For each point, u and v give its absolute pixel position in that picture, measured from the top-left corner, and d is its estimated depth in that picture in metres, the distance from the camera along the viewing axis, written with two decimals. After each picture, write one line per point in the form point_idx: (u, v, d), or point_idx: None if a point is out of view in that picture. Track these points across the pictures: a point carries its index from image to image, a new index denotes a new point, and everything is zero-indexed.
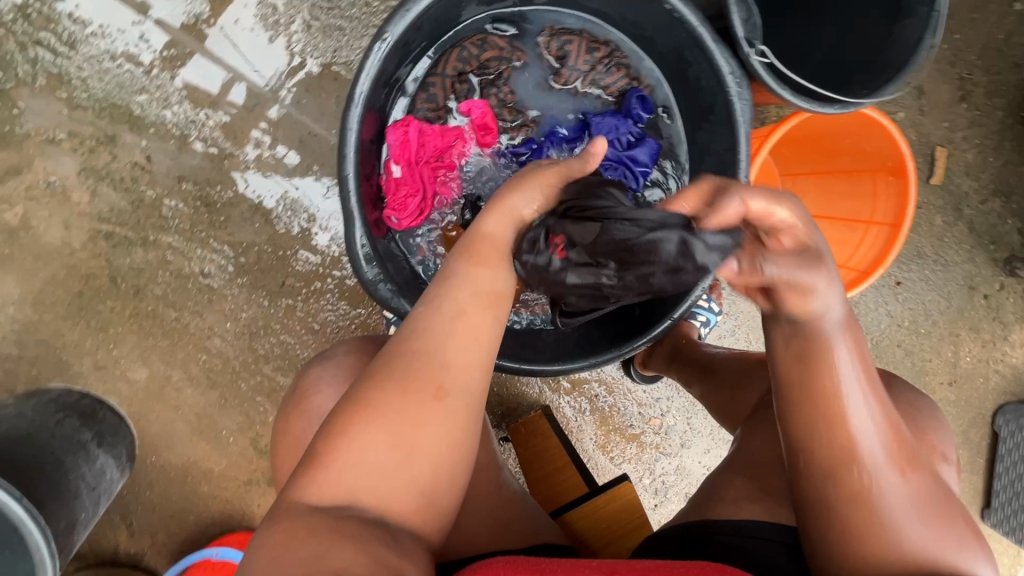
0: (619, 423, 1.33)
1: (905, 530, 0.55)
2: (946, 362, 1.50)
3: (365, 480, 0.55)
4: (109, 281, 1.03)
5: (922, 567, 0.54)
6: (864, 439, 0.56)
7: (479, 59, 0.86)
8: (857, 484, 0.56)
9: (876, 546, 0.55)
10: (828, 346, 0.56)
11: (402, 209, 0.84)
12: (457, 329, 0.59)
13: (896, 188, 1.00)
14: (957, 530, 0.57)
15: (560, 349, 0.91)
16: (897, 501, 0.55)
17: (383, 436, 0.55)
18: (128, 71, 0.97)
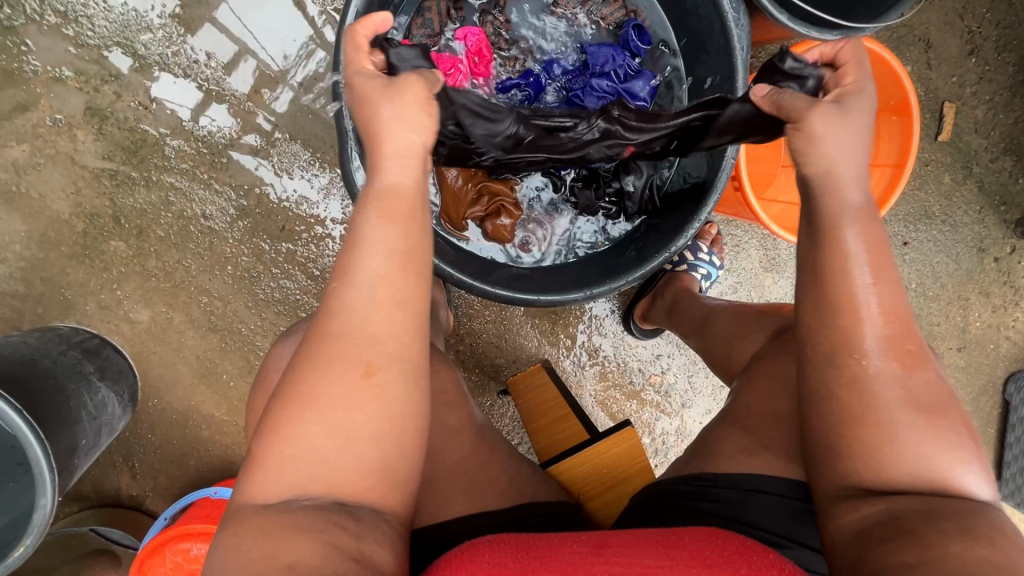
0: (619, 379, 1.32)
1: (911, 439, 0.53)
2: (955, 327, 1.48)
3: (301, 468, 0.52)
4: (114, 220, 1.04)
5: (915, 463, 0.53)
6: (870, 325, 0.56)
7: None
8: (868, 369, 0.55)
9: (880, 451, 0.53)
10: (861, 228, 0.58)
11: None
12: (363, 290, 0.56)
13: (900, 127, 0.98)
14: (957, 443, 0.54)
15: (555, 283, 0.89)
16: (898, 394, 0.55)
17: (307, 424, 0.53)
18: (132, 11, 0.98)
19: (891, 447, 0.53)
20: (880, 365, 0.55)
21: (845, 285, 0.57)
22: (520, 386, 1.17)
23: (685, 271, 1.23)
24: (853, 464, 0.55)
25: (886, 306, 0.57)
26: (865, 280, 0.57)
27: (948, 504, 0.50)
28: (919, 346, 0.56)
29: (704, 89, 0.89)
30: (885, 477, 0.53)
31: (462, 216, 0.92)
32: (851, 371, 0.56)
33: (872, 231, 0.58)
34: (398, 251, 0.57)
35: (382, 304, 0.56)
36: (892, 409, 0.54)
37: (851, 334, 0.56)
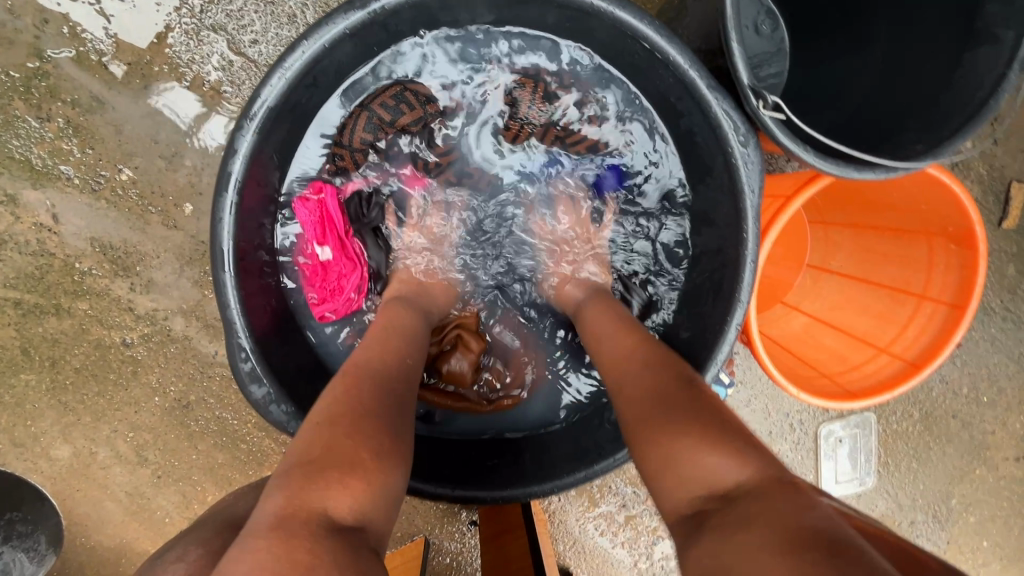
0: (611, 504, 1.16)
1: (687, 451, 0.48)
2: (1013, 434, 1.27)
3: (351, 488, 0.44)
4: (22, 352, 0.92)
5: (714, 478, 0.45)
6: (628, 373, 0.59)
7: (396, 120, 0.73)
8: (639, 401, 0.55)
9: (673, 479, 0.48)
10: (594, 316, 0.68)
11: (337, 296, 0.73)
12: (387, 343, 0.61)
13: (960, 259, 0.78)
14: (740, 444, 0.47)
15: (516, 466, 0.73)
16: (655, 407, 0.53)
17: (338, 442, 0.47)
18: (26, 120, 0.84)
19: (664, 465, 0.49)
20: (646, 386, 0.56)
21: (612, 346, 0.63)
22: (510, 517, 1.07)
23: None
24: (665, 504, 0.49)
25: (626, 349, 0.61)
26: (612, 338, 0.64)
27: (736, 518, 0.41)
28: (674, 367, 0.57)
29: (706, 228, 0.71)
30: (686, 507, 0.46)
31: None
32: (623, 411, 0.56)
33: (601, 313, 0.68)
34: (410, 327, 0.65)
35: (408, 367, 0.59)
36: (671, 423, 0.50)
37: (618, 384, 0.59)
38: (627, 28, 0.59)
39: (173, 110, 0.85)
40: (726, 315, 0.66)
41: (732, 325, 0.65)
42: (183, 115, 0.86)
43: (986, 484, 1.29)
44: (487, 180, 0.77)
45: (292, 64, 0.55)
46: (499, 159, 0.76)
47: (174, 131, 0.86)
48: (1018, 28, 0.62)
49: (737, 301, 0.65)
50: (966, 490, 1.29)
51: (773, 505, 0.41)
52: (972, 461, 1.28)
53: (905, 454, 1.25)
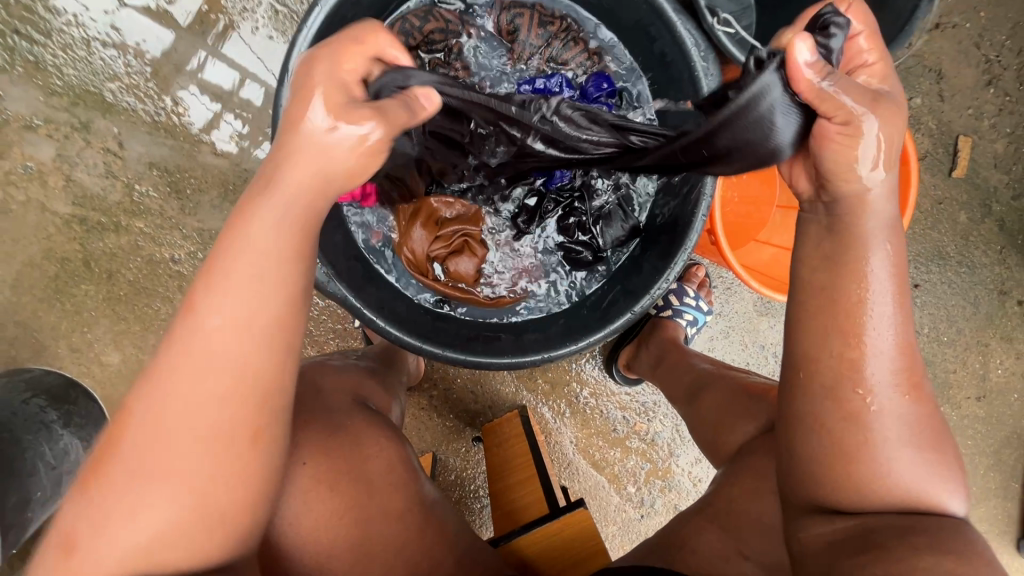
0: (602, 427, 1.27)
1: (918, 470, 0.50)
2: (973, 374, 1.38)
3: (116, 546, 0.43)
4: (84, 264, 1.05)
5: (914, 499, 0.50)
6: (880, 359, 0.49)
7: (422, 31, 0.85)
8: (895, 409, 0.50)
9: (863, 482, 0.50)
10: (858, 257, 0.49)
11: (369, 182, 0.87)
12: (221, 330, 0.45)
13: (898, 174, 0.91)
14: (953, 470, 0.52)
15: (514, 342, 0.85)
16: (906, 427, 0.50)
17: (111, 505, 0.43)
18: (101, 58, 0.99)
19: (888, 470, 0.50)
20: (897, 401, 0.50)
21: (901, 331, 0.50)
22: (508, 429, 1.17)
23: (670, 317, 1.17)
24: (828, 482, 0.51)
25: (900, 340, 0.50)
26: (879, 302, 0.49)
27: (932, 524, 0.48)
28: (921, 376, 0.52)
29: None
30: (873, 503, 0.50)
31: (424, 259, 0.88)
32: (857, 403, 0.50)
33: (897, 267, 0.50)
34: (265, 303, 0.47)
35: (231, 336, 0.45)
36: (908, 444, 0.50)
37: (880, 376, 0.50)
38: None
39: (197, 100, 1.01)
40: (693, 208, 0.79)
41: (699, 215, 0.78)
42: (236, 59, 1.01)
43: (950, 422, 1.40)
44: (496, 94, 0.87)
45: None
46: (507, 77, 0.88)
47: (228, 75, 1.01)
48: None
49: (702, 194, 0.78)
50: None
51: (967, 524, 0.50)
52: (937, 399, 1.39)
53: None
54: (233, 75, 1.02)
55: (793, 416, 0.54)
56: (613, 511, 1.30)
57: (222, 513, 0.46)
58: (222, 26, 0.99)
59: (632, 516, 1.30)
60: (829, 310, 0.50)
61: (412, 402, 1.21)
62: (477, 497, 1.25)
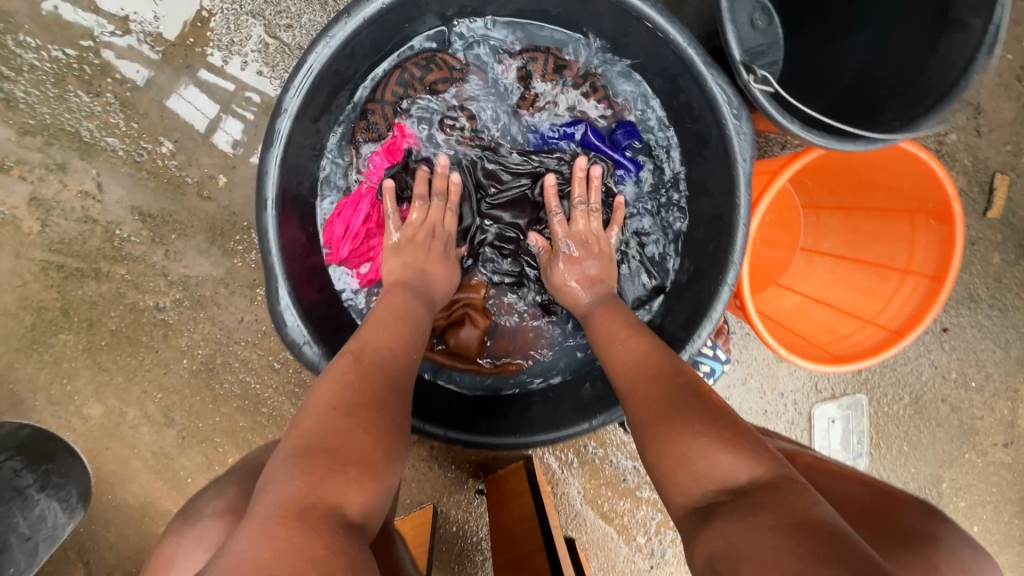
0: (611, 477, 1.20)
1: (702, 449, 0.52)
2: (1001, 420, 1.31)
3: (334, 481, 0.47)
4: (62, 313, 0.98)
5: (719, 484, 0.49)
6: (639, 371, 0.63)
7: (423, 80, 0.79)
8: (648, 401, 0.59)
9: (686, 474, 0.51)
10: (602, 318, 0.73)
11: (355, 241, 0.78)
12: (404, 342, 0.64)
13: (940, 234, 0.84)
14: (755, 444, 0.51)
15: (523, 417, 0.79)
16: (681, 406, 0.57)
17: (329, 448, 0.49)
18: (77, 95, 0.91)
19: (684, 460, 0.52)
20: (662, 389, 0.60)
21: (624, 351, 0.67)
22: (512, 484, 1.10)
23: None
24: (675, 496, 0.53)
25: (635, 354, 0.65)
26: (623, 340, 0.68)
27: (747, 502, 0.46)
28: (676, 370, 0.61)
29: (705, 198, 0.76)
30: (696, 499, 0.51)
31: None
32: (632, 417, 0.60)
33: (608, 314, 0.73)
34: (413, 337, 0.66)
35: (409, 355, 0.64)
36: (690, 424, 0.54)
37: (628, 386, 0.63)
38: (632, 10, 0.66)
39: (192, 107, 0.93)
40: (719, 277, 0.72)
41: (725, 285, 0.71)
42: (221, 94, 0.93)
43: (975, 469, 1.34)
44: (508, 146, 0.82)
45: (339, 34, 0.61)
46: (520, 125, 0.82)
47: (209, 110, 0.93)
48: (986, 16, 0.68)
49: (728, 263, 0.71)
50: (956, 475, 1.33)
51: (791, 490, 0.46)
52: (961, 445, 1.32)
53: (896, 436, 1.30)
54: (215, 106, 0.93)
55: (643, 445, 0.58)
56: (622, 563, 1.24)
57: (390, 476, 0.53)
58: (207, 59, 0.92)
59: (642, 568, 1.24)
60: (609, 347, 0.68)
61: (412, 452, 1.15)
62: (480, 549, 1.19)
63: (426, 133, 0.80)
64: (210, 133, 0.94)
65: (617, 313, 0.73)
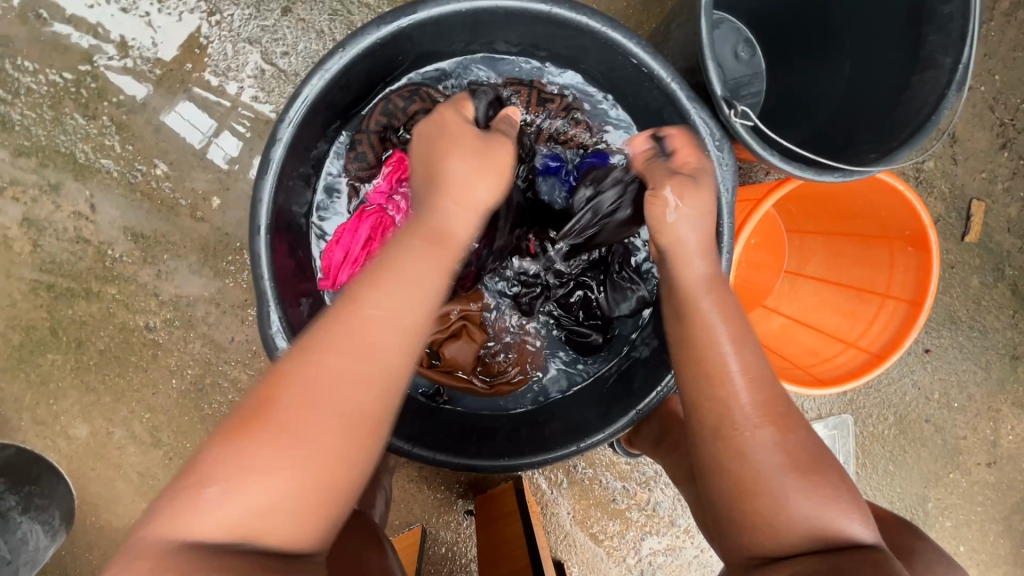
0: (600, 497, 1.21)
1: (820, 509, 0.57)
2: (984, 440, 1.34)
3: (230, 505, 0.47)
4: (51, 333, 0.98)
5: (802, 536, 0.56)
6: (735, 388, 0.62)
7: (406, 111, 0.77)
8: (744, 442, 0.60)
9: (767, 522, 0.58)
10: (701, 307, 0.65)
11: (354, 264, 0.78)
12: (387, 335, 0.54)
13: (917, 260, 0.86)
14: (856, 502, 0.58)
15: (511, 439, 0.79)
16: (772, 453, 0.59)
17: (246, 467, 0.48)
18: (72, 117, 0.92)
19: (796, 515, 0.57)
20: (762, 431, 0.60)
21: (737, 363, 0.62)
22: (501, 506, 1.10)
23: None
24: (765, 534, 0.58)
25: (748, 377, 0.62)
26: (723, 347, 0.63)
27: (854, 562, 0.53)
28: (788, 408, 0.62)
29: None
30: (792, 547, 0.56)
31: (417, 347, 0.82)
32: (740, 450, 0.60)
33: (723, 305, 0.65)
34: (410, 322, 0.55)
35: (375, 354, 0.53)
36: (804, 483, 0.58)
37: (724, 406, 0.61)
38: (619, 46, 0.68)
39: (185, 120, 0.94)
40: None
41: None
42: (216, 117, 0.94)
43: (960, 489, 1.35)
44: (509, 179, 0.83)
45: (333, 66, 0.63)
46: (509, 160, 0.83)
47: (204, 133, 0.94)
48: (954, 55, 0.72)
49: None
50: (942, 494, 1.35)
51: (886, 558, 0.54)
52: (946, 465, 1.34)
53: (882, 456, 1.31)
54: (206, 122, 0.94)
55: (723, 475, 0.62)
56: None
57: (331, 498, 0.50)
58: (203, 84, 0.93)
59: None
60: (693, 351, 0.64)
61: (401, 474, 1.15)
62: (468, 571, 1.18)
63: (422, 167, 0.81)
64: (216, 142, 0.95)
65: (725, 298, 0.66)
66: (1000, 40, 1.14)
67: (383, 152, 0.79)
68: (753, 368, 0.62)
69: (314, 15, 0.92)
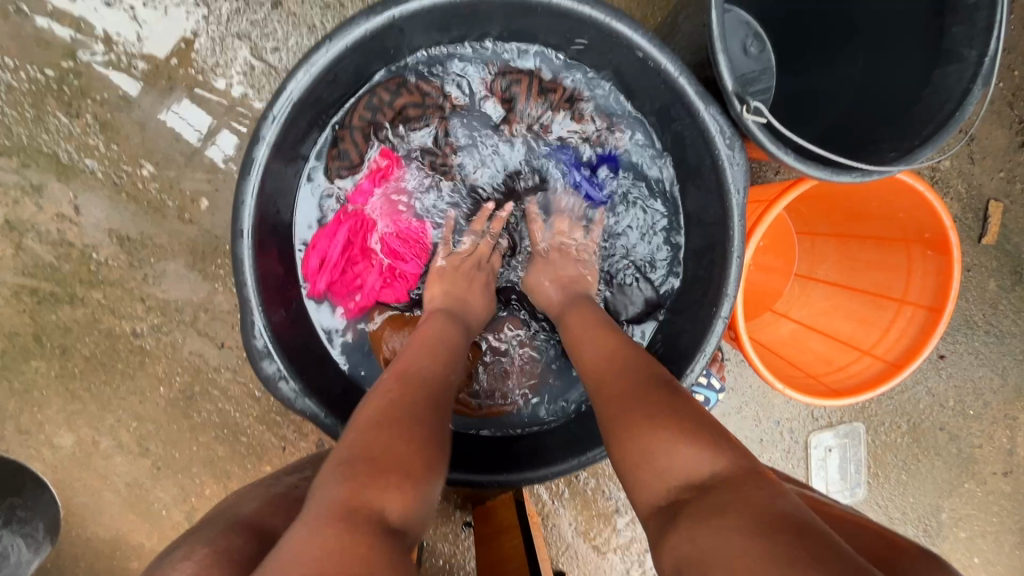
0: (604, 508, 1.17)
1: (652, 446, 0.51)
2: (1000, 448, 1.29)
3: (381, 493, 0.44)
4: (34, 339, 0.95)
5: (677, 481, 0.48)
6: (596, 362, 0.63)
7: (394, 105, 0.75)
8: (611, 400, 0.57)
9: (650, 472, 0.50)
10: (573, 318, 0.70)
11: (335, 271, 0.76)
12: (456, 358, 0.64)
13: (936, 265, 0.82)
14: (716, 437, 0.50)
15: (511, 454, 0.76)
16: (638, 398, 0.55)
17: (381, 442, 0.48)
18: (55, 116, 0.89)
19: (642, 459, 0.51)
20: (627, 386, 0.58)
21: (592, 352, 0.65)
22: (501, 519, 1.06)
23: None
24: (642, 492, 0.52)
25: (602, 353, 0.63)
26: (587, 338, 0.67)
27: (712, 504, 0.44)
28: (650, 365, 0.60)
29: (697, 226, 0.75)
30: (659, 497, 0.49)
31: None
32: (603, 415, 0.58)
33: (581, 319, 0.70)
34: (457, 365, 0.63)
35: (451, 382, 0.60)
36: (649, 423, 0.52)
37: (592, 380, 0.62)
38: (623, 38, 0.64)
39: (179, 122, 0.91)
40: (713, 309, 0.69)
41: (719, 318, 0.68)
42: (204, 116, 0.91)
43: (975, 499, 1.31)
44: (515, 184, 0.81)
45: (320, 60, 0.59)
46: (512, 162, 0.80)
47: (190, 133, 0.91)
48: (980, 48, 0.68)
49: (723, 295, 0.68)
50: (956, 505, 1.31)
51: (752, 486, 0.45)
52: (961, 475, 1.30)
53: (895, 466, 1.27)
54: (196, 121, 0.91)
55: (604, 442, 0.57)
56: None
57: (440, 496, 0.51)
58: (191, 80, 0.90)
59: None
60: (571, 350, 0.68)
61: None
62: None
63: (414, 165, 0.78)
64: (204, 143, 0.91)
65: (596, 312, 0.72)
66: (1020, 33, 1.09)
67: (370, 150, 0.76)
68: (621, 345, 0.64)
69: (305, 8, 0.89)
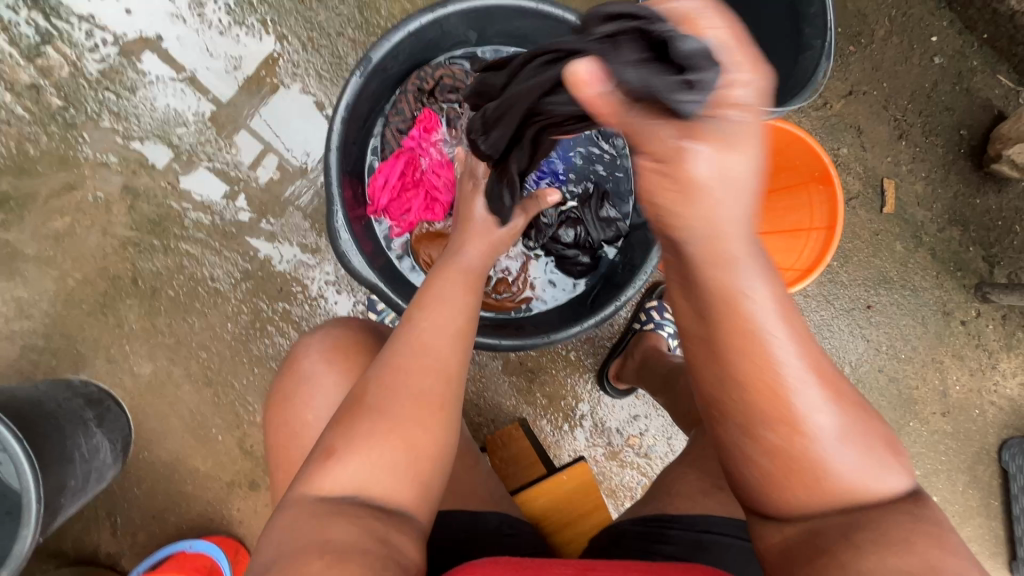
0: (597, 439, 1.35)
1: (862, 474, 0.56)
2: (935, 390, 1.51)
3: (350, 473, 0.59)
4: (132, 281, 1.18)
5: (854, 501, 0.56)
6: (785, 367, 0.54)
7: (434, 78, 1.03)
8: (806, 429, 0.55)
9: (820, 495, 0.57)
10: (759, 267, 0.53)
11: (390, 193, 1.04)
12: (445, 330, 0.70)
13: (827, 195, 1.10)
14: (893, 461, 0.59)
15: (518, 330, 1.00)
16: (834, 430, 0.56)
17: (348, 446, 0.61)
18: (172, 109, 1.19)
19: (835, 488, 0.56)
20: (820, 414, 0.55)
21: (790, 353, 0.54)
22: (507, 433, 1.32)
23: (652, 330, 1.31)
24: (797, 506, 0.58)
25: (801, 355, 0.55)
26: (768, 313, 0.53)
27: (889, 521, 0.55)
28: (838, 386, 0.57)
29: None
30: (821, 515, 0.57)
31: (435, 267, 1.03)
32: (771, 434, 0.56)
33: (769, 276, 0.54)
34: (453, 327, 0.70)
35: (436, 365, 0.67)
36: (843, 462, 0.56)
37: (765, 385, 0.54)
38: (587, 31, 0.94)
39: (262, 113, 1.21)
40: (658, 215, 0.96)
41: None
42: (281, 109, 1.21)
43: (921, 437, 1.51)
44: None
45: (392, 38, 0.90)
46: None
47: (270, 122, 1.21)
48: (822, 38, 1.01)
49: None
50: (906, 443, 1.50)
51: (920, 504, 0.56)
52: (904, 414, 1.50)
53: None
54: (276, 111, 1.21)
55: (767, 465, 0.57)
56: None
57: (429, 456, 0.63)
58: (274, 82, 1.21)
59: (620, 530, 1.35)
60: (721, 321, 0.54)
61: None
62: None
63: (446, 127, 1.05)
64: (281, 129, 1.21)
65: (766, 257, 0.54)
66: (884, 56, 1.47)
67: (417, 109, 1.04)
68: (812, 347, 0.56)
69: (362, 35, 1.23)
